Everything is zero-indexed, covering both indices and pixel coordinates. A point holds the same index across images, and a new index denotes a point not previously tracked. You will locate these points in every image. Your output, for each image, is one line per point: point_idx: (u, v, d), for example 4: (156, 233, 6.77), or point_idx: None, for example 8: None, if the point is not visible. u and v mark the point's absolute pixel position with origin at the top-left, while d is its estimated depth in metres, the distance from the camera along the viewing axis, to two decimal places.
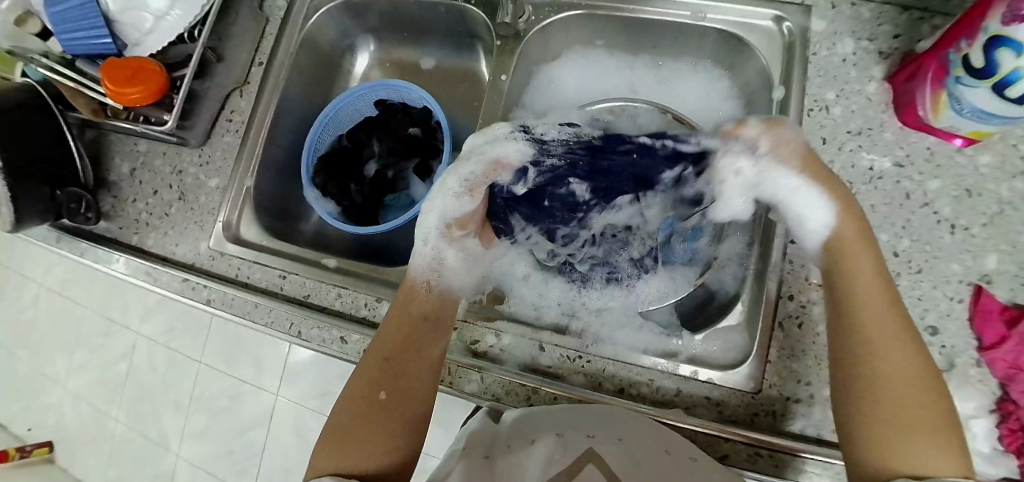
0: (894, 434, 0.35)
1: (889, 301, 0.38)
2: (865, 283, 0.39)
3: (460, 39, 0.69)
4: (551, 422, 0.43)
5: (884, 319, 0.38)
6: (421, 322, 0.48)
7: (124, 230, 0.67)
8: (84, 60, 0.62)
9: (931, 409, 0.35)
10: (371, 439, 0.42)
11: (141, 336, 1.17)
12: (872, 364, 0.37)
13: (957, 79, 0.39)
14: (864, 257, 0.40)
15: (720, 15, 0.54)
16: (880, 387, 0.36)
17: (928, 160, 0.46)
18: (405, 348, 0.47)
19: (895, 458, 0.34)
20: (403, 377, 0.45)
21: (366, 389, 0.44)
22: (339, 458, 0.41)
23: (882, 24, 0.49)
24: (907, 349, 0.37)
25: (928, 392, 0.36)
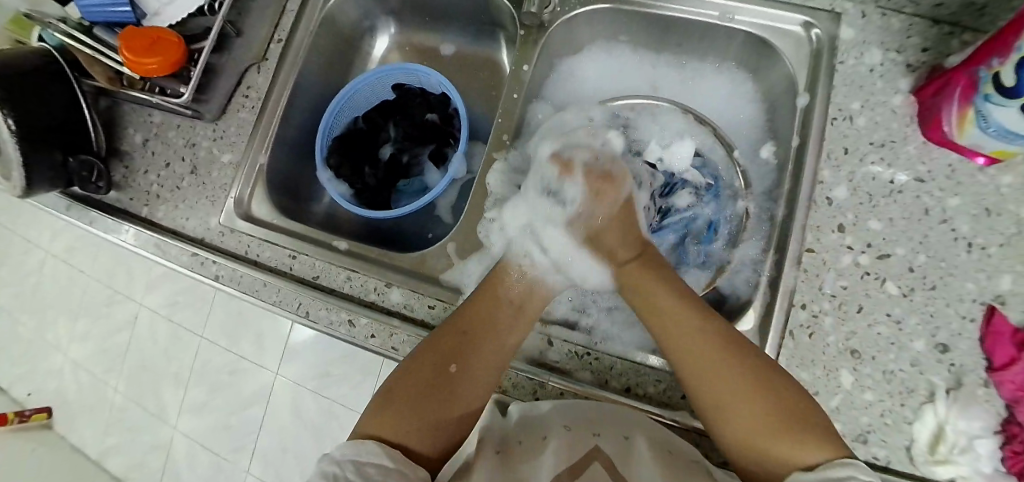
0: (760, 436, 0.39)
1: (685, 319, 0.45)
2: (655, 308, 0.47)
3: (483, 26, 0.69)
4: (557, 417, 0.46)
5: (688, 334, 0.44)
6: (506, 309, 0.50)
7: (134, 201, 0.67)
8: (102, 27, 0.61)
9: (769, 408, 0.39)
10: (430, 412, 0.44)
11: (143, 308, 1.18)
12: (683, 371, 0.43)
13: (987, 97, 0.39)
14: (650, 285, 0.48)
15: (749, 17, 0.53)
16: (709, 389, 0.42)
17: (950, 177, 0.46)
18: (481, 331, 0.48)
19: (767, 454, 0.38)
20: (474, 360, 0.47)
21: (437, 360, 0.46)
22: (395, 422, 0.43)
23: (913, 36, 0.48)
24: (709, 354, 0.43)
25: (755, 395, 0.40)
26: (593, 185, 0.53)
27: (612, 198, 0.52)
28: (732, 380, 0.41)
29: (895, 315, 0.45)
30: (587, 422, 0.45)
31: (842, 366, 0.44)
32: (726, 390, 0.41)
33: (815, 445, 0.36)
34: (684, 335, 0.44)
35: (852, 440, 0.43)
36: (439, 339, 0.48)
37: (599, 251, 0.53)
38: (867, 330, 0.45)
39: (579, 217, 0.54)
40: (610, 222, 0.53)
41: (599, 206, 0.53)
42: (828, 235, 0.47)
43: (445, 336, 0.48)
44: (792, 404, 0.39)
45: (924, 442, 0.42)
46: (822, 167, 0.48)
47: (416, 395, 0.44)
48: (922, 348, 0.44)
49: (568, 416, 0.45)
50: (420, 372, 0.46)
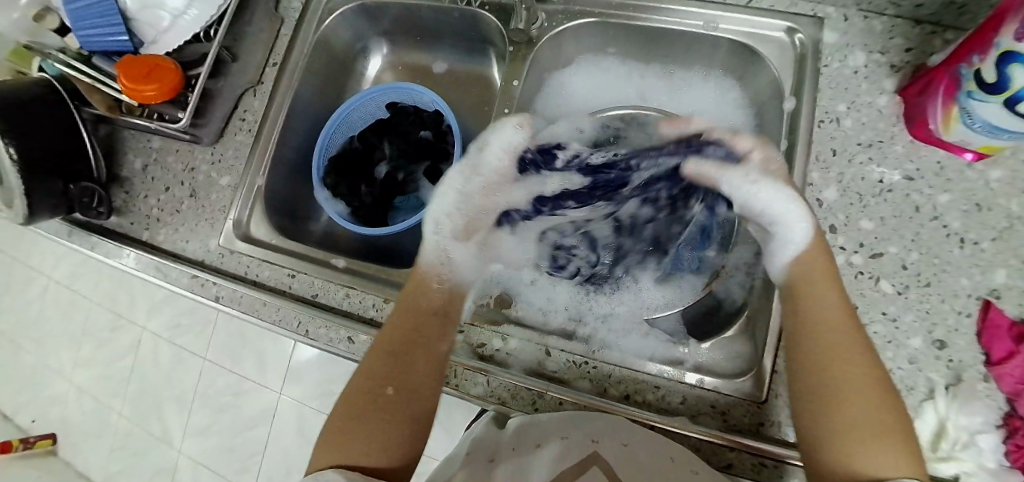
0: (853, 433, 0.34)
1: (832, 296, 0.39)
2: (809, 285, 0.39)
3: (473, 43, 0.70)
4: (554, 425, 0.45)
5: (841, 314, 0.38)
6: (429, 318, 0.47)
7: (135, 225, 0.68)
8: (100, 58, 0.63)
9: (874, 411, 0.34)
10: (376, 430, 0.40)
11: (147, 331, 1.18)
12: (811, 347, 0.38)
13: (969, 93, 0.39)
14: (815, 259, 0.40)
15: (732, 26, 0.54)
16: (837, 378, 0.36)
17: (938, 174, 0.46)
18: (412, 342, 0.45)
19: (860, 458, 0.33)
20: (410, 371, 0.44)
21: (374, 378, 0.43)
22: (340, 445, 0.39)
23: (894, 37, 0.49)
24: (850, 350, 0.37)
25: (874, 392, 0.35)
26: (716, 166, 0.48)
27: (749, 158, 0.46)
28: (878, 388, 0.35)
29: (891, 313, 0.45)
30: (586, 429, 0.44)
31: None
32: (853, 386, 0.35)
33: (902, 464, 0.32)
34: (828, 317, 0.38)
35: None
36: (371, 362, 0.44)
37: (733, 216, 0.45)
38: (863, 329, 0.45)
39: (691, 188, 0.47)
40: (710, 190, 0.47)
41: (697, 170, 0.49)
42: (821, 236, 0.47)
43: (377, 354, 0.45)
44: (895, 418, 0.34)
45: (926, 439, 0.42)
46: (811, 169, 0.49)
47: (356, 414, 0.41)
48: (920, 346, 0.44)
49: (565, 425, 0.44)
50: (359, 393, 0.42)
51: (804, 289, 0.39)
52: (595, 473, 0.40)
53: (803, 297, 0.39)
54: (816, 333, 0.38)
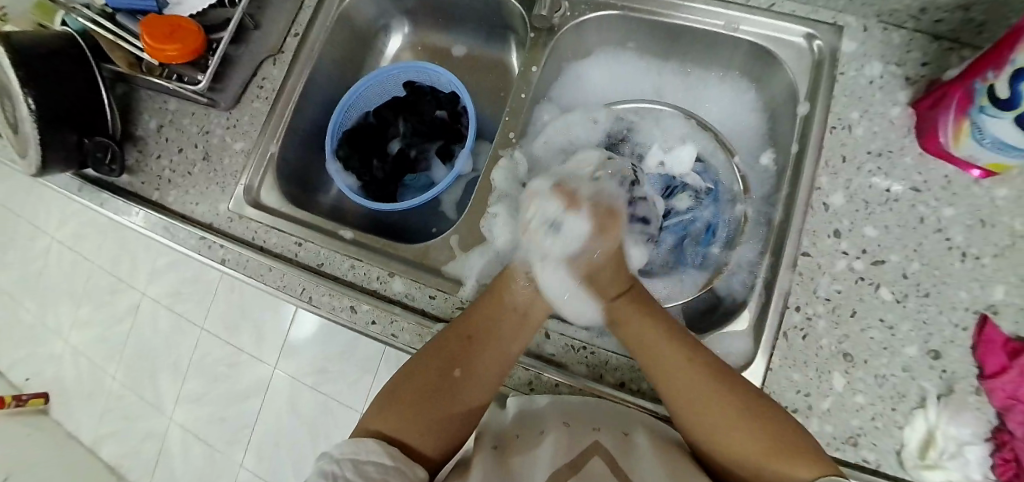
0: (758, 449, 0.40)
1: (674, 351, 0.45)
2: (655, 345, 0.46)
3: (494, 29, 0.70)
4: (559, 408, 0.47)
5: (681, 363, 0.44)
6: (509, 318, 0.50)
7: (146, 185, 0.68)
8: (124, 15, 0.63)
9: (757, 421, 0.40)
10: (434, 411, 0.45)
11: (145, 297, 1.19)
12: (670, 395, 0.44)
13: (982, 109, 0.40)
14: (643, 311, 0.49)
15: (753, 27, 0.54)
16: (697, 419, 0.43)
17: (946, 188, 0.46)
18: (481, 338, 0.49)
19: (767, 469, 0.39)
20: (474, 362, 0.48)
21: (444, 361, 0.47)
22: (401, 419, 0.44)
23: (912, 50, 0.49)
24: (705, 380, 0.43)
25: (750, 407, 0.41)
26: (597, 226, 0.51)
27: (610, 236, 0.51)
28: (731, 411, 0.41)
29: (889, 320, 0.45)
30: (587, 420, 0.45)
31: (832, 369, 0.45)
32: (715, 412, 0.42)
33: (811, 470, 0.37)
34: (674, 367, 0.44)
35: (841, 442, 0.44)
36: (441, 344, 0.49)
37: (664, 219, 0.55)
38: (860, 334, 0.46)
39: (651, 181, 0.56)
40: None
41: None
42: (824, 240, 0.48)
43: (449, 341, 0.49)
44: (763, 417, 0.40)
45: (914, 446, 0.42)
46: (820, 174, 0.49)
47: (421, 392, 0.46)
48: (914, 355, 0.44)
49: (566, 413, 0.46)
50: (426, 374, 0.47)
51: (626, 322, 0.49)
52: (598, 462, 0.42)
53: (652, 365, 0.45)
54: (678, 391, 0.43)
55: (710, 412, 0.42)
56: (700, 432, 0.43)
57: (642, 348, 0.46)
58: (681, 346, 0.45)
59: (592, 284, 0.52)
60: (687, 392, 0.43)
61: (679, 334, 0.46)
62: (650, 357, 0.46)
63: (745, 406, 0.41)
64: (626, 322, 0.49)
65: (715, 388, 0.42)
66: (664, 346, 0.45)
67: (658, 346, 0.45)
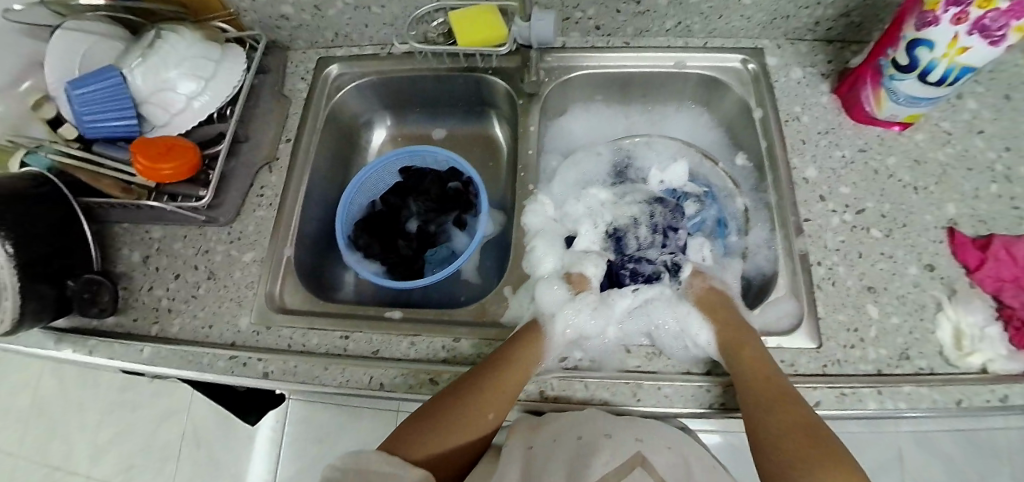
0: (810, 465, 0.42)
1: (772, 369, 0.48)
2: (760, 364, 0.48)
3: (473, 108, 0.78)
4: (599, 423, 0.48)
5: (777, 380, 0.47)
6: (523, 368, 0.50)
7: (139, 321, 0.61)
8: (104, 143, 0.61)
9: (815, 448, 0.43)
10: (447, 449, 0.48)
11: (93, 480, 0.99)
12: (764, 424, 0.45)
13: (892, 77, 0.54)
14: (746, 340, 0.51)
15: (698, 62, 0.68)
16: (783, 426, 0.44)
17: (881, 144, 0.60)
18: (499, 385, 0.49)
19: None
20: (482, 405, 0.49)
21: (463, 404, 0.49)
22: (419, 454, 0.47)
23: (817, 54, 0.65)
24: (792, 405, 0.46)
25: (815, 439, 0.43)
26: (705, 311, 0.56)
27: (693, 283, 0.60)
28: (816, 449, 0.43)
29: (888, 252, 0.56)
30: (629, 430, 0.48)
31: (865, 302, 0.54)
32: (800, 444, 0.43)
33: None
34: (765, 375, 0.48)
35: (898, 359, 0.51)
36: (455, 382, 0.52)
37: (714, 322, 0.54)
38: (872, 269, 0.55)
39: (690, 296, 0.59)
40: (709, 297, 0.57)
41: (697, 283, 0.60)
42: (815, 205, 0.59)
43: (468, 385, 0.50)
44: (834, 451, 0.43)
45: (950, 342, 0.51)
46: (791, 156, 0.61)
47: (435, 433, 0.48)
48: (917, 272, 0.54)
49: (607, 425, 0.47)
50: (444, 415, 0.48)
51: (735, 348, 0.50)
52: (640, 473, 0.45)
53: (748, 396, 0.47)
54: (772, 409, 0.45)
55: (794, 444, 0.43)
56: (782, 458, 0.43)
57: (741, 370, 0.48)
58: (782, 388, 0.47)
59: (706, 314, 0.56)
60: (777, 415, 0.45)
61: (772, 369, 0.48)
62: (748, 391, 0.47)
63: (825, 443, 0.43)
64: (732, 340, 0.51)
65: (803, 420, 0.45)
66: (760, 374, 0.48)
67: (757, 371, 0.48)
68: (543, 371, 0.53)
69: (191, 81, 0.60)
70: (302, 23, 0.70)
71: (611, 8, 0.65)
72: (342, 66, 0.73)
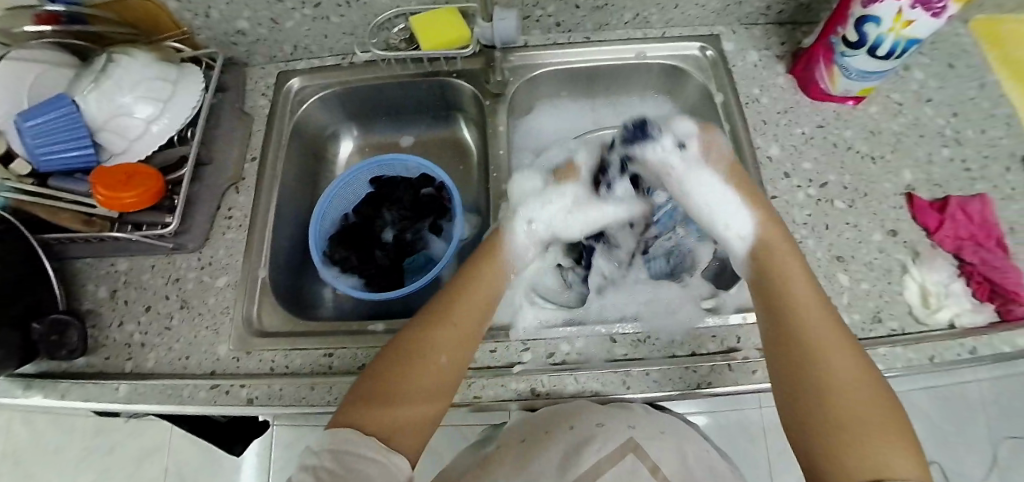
0: (869, 428, 0.38)
1: (823, 313, 0.44)
2: (798, 303, 0.45)
3: (439, 112, 0.78)
4: (591, 414, 0.49)
5: (831, 331, 0.43)
6: (473, 300, 0.50)
7: (112, 359, 0.59)
8: (58, 176, 0.58)
9: (873, 409, 0.39)
10: (413, 400, 0.43)
11: None
12: (816, 370, 0.41)
13: (842, 54, 0.56)
14: (793, 265, 0.47)
15: (658, 52, 0.69)
16: (836, 377, 0.40)
17: (838, 118, 0.62)
18: (451, 317, 0.48)
19: (862, 444, 0.37)
20: (436, 342, 0.46)
21: (417, 346, 0.46)
22: (381, 412, 0.42)
23: (771, 37, 0.67)
24: (851, 357, 0.42)
25: (880, 401, 0.40)
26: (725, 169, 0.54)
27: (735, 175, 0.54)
28: (871, 403, 0.39)
29: (852, 221, 0.58)
30: (622, 418, 0.49)
31: (836, 271, 0.56)
32: (858, 393, 0.40)
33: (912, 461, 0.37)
34: (815, 320, 0.44)
35: (871, 322, 0.53)
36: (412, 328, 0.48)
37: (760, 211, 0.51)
38: (839, 239, 0.57)
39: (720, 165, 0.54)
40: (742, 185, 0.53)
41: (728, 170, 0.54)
42: (781, 182, 0.61)
43: (419, 329, 0.48)
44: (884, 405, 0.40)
45: (918, 301, 0.53)
46: (755, 137, 0.63)
47: (393, 383, 0.44)
48: (882, 238, 0.57)
49: (600, 415, 0.49)
50: (401, 361, 0.45)
51: (788, 284, 0.46)
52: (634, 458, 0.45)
53: (805, 339, 0.43)
54: (830, 356, 0.41)
55: (848, 392, 0.40)
56: (834, 404, 0.39)
57: (790, 308, 0.45)
58: (842, 335, 0.43)
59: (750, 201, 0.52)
60: (837, 364, 0.41)
61: (833, 315, 0.45)
62: (806, 334, 0.43)
63: (879, 397, 0.40)
64: (774, 265, 0.48)
65: (863, 371, 0.41)
66: (818, 316, 0.44)
67: (812, 313, 0.44)
68: (532, 369, 0.53)
69: (147, 104, 0.58)
70: (256, 37, 0.68)
71: (569, 4, 0.65)
72: (302, 80, 0.72)
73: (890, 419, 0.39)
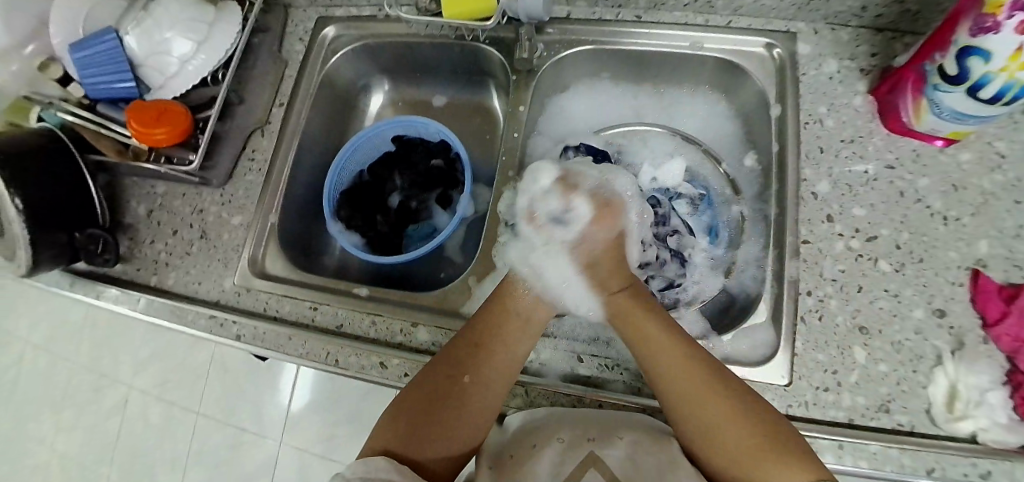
0: (745, 454, 0.40)
1: (670, 340, 0.46)
2: (655, 336, 0.47)
3: (472, 76, 0.75)
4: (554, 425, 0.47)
5: (672, 362, 0.45)
6: (517, 320, 0.50)
7: (141, 271, 0.67)
8: (106, 104, 0.63)
9: (744, 428, 0.41)
10: (439, 430, 0.44)
11: (136, 389, 1.04)
12: (671, 402, 0.44)
13: (935, 87, 0.45)
14: (640, 312, 0.49)
15: (715, 44, 0.60)
16: (690, 401, 0.44)
17: (916, 161, 0.52)
18: (494, 341, 0.49)
19: (754, 473, 0.40)
20: (486, 381, 0.47)
21: (447, 374, 0.47)
22: (409, 439, 0.44)
23: (860, 45, 0.56)
24: (695, 375, 0.44)
25: (743, 411, 0.42)
26: (596, 209, 0.50)
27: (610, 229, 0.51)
28: (744, 421, 0.41)
29: (893, 289, 0.49)
30: (582, 427, 0.46)
31: (853, 343, 0.48)
32: (717, 424, 0.42)
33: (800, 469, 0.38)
34: (662, 347, 0.46)
35: (876, 411, 0.46)
36: (450, 349, 0.49)
37: (595, 277, 0.51)
38: (870, 307, 0.49)
39: (577, 249, 0.51)
40: (607, 247, 0.51)
41: (603, 228, 0.51)
42: (820, 226, 0.52)
43: (456, 351, 0.48)
44: (762, 423, 0.41)
45: (942, 403, 0.45)
46: (803, 167, 0.54)
47: (418, 427, 0.44)
48: (923, 316, 0.48)
49: (558, 427, 0.46)
50: (424, 394, 0.46)
51: (639, 334, 0.48)
52: (593, 475, 0.42)
53: (655, 372, 0.46)
54: (675, 392, 0.44)
55: (716, 417, 0.42)
56: (711, 440, 0.42)
57: (637, 332, 0.48)
58: (688, 353, 0.46)
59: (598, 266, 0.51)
60: (687, 394, 0.44)
61: (684, 340, 0.47)
62: (656, 374, 0.46)
63: (750, 411, 0.42)
64: (629, 324, 0.49)
65: (723, 389, 0.43)
66: (665, 349, 0.46)
67: (661, 352, 0.46)
68: None
69: (183, 42, 0.60)
70: None
71: None
72: (339, 28, 0.72)
73: (770, 428, 0.41)
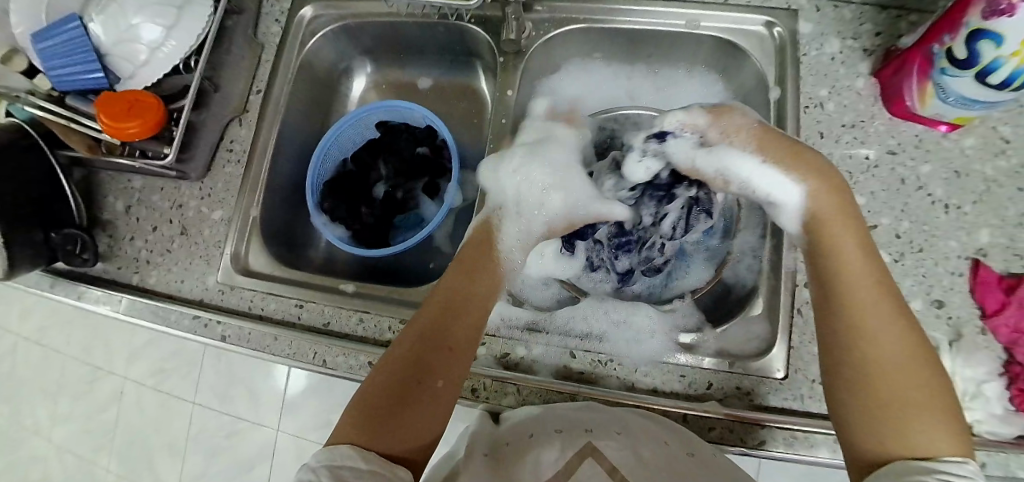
0: (894, 420, 0.34)
1: (863, 256, 0.40)
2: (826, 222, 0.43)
3: (459, 57, 0.72)
4: (548, 421, 0.45)
5: (866, 272, 0.39)
6: (472, 297, 0.48)
7: (123, 269, 0.65)
8: (74, 96, 0.59)
9: (916, 388, 0.35)
10: (411, 420, 0.40)
11: (130, 380, 0.99)
12: (846, 342, 0.38)
13: (943, 70, 0.43)
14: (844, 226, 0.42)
15: (713, 23, 0.57)
16: (871, 335, 0.37)
17: (918, 146, 0.50)
18: (449, 314, 0.46)
19: (900, 433, 0.34)
20: (455, 355, 0.44)
21: (410, 358, 0.43)
22: (373, 430, 0.38)
23: (863, 23, 0.54)
24: (886, 313, 0.37)
25: (917, 373, 0.35)
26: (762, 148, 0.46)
27: (813, 181, 0.44)
28: (919, 372, 0.35)
29: (892, 280, 0.48)
30: (579, 422, 0.44)
31: None
32: (890, 369, 0.36)
33: (949, 438, 0.33)
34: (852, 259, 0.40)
35: None
36: (411, 330, 0.45)
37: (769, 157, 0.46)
38: None
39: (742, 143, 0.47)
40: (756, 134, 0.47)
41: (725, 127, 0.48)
42: None
43: (411, 335, 0.44)
44: (936, 391, 0.35)
45: None
46: None
47: (383, 413, 0.40)
48: (922, 308, 0.47)
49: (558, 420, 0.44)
50: (386, 385, 0.41)
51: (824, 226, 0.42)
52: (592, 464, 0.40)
53: (854, 305, 0.38)
54: (869, 338, 0.37)
55: (881, 346, 0.36)
56: (861, 384, 0.36)
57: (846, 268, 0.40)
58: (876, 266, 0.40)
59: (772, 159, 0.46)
60: (860, 295, 0.38)
61: (888, 284, 0.39)
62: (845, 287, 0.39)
63: (915, 347, 0.36)
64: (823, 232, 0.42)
65: (905, 343, 0.37)
66: (866, 271, 0.40)
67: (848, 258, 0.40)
68: (481, 368, 0.52)
69: (152, 29, 0.56)
70: None
71: None
72: (316, 8, 0.68)
73: (932, 388, 0.35)
